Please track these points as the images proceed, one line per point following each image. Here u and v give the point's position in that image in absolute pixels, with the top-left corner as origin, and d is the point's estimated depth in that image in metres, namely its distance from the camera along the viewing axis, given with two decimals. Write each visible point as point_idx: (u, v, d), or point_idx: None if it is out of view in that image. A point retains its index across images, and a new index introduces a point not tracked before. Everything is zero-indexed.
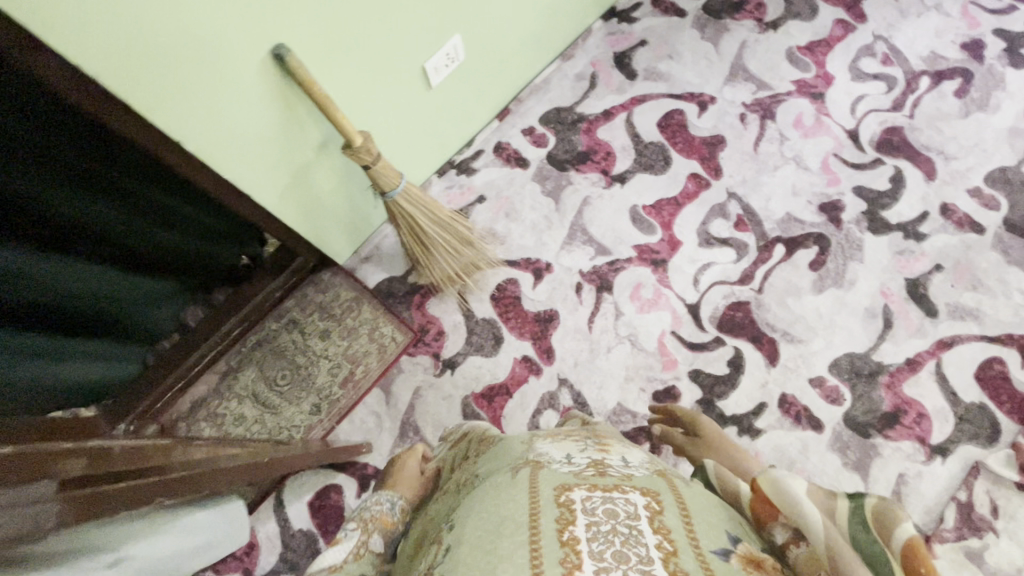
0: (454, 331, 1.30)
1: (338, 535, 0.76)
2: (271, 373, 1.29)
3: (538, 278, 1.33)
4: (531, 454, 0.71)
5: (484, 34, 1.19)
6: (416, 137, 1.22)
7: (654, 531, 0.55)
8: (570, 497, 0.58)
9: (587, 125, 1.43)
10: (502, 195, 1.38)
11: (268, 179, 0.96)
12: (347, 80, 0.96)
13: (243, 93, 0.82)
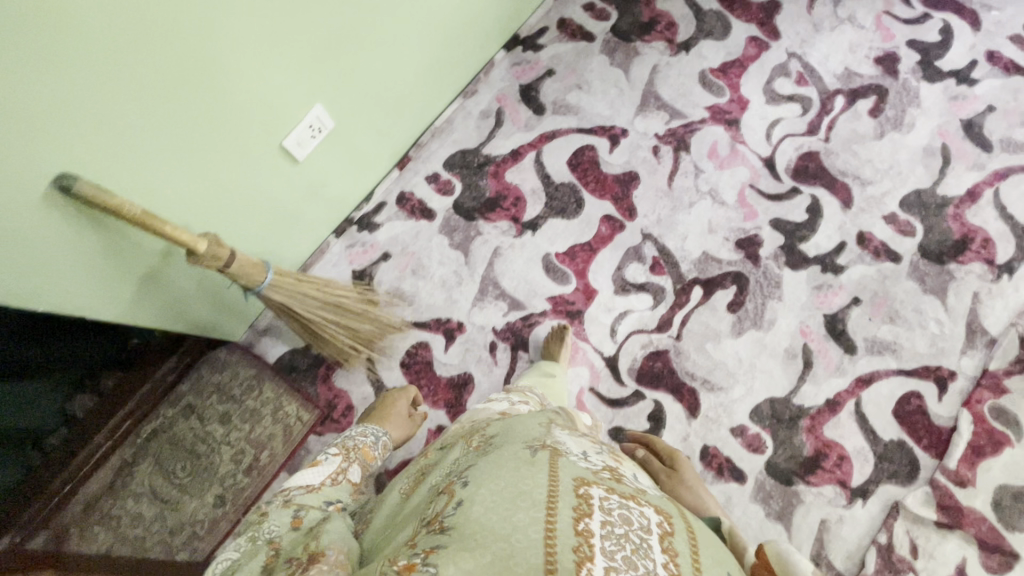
0: (363, 404, 1.23)
1: (321, 458, 0.91)
2: (169, 465, 1.20)
3: (450, 339, 1.25)
4: (546, 436, 0.71)
5: (351, 93, 1.10)
6: (288, 212, 1.14)
7: (664, 549, 0.55)
8: (591, 492, 0.59)
9: (495, 168, 1.35)
10: (408, 251, 1.30)
11: (103, 293, 0.90)
12: (169, 185, 0.88)
13: (25, 227, 0.75)
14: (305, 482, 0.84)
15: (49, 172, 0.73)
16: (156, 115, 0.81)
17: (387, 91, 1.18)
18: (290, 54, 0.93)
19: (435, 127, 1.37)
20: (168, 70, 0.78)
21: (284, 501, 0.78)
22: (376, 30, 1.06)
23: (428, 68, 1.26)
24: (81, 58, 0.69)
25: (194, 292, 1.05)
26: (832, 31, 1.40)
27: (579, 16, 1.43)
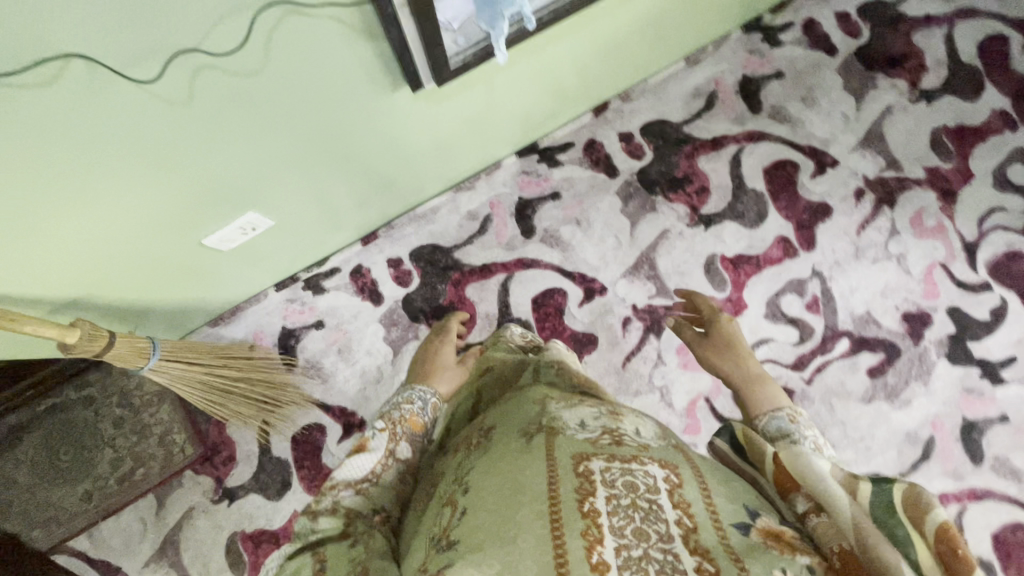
0: (245, 461, 1.24)
1: (366, 436, 0.80)
2: (55, 444, 1.23)
3: (347, 432, 1.22)
4: (540, 416, 0.65)
5: (310, 193, 1.02)
6: (215, 283, 1.10)
7: (675, 508, 0.52)
8: (592, 468, 0.55)
9: (458, 277, 1.26)
10: (341, 329, 1.26)
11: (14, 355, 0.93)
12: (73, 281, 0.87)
13: None
14: (347, 479, 0.75)
15: None
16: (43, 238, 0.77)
17: (352, 192, 1.10)
18: (218, 180, 0.85)
19: (418, 211, 1.29)
20: (49, 207, 0.74)
21: (326, 512, 0.71)
22: (339, 153, 0.95)
23: (411, 167, 1.14)
24: None
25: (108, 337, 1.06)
26: (873, 264, 1.23)
27: (612, 144, 1.30)
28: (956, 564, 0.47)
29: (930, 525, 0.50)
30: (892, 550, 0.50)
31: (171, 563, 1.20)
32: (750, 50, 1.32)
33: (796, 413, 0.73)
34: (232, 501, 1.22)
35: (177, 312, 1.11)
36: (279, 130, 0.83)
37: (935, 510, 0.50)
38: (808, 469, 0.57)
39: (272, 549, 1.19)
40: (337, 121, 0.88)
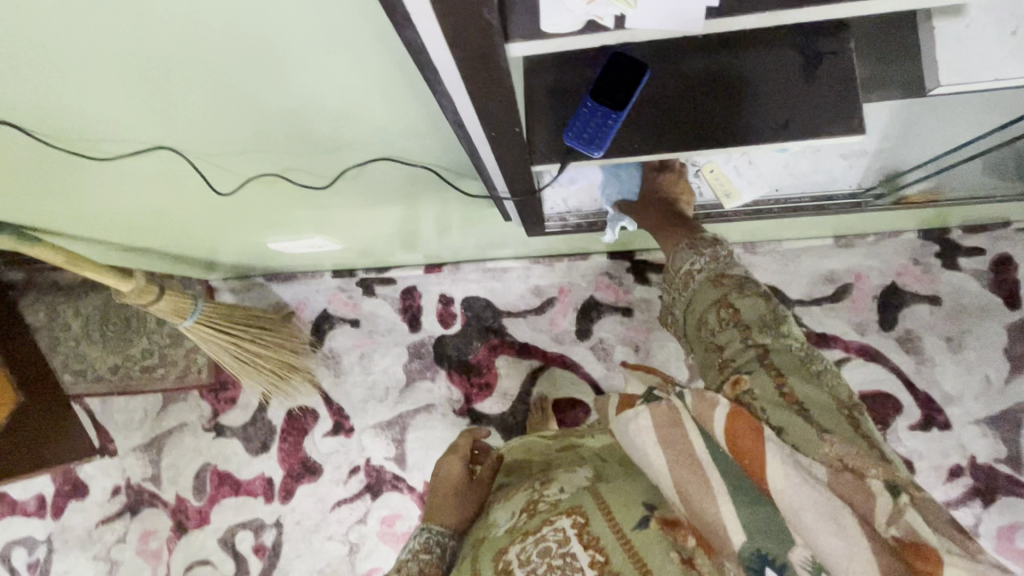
0: (242, 407, 1.32)
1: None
2: (107, 312, 1.28)
3: (334, 431, 1.27)
4: (482, 532, 0.77)
5: (393, 228, 1.06)
6: (270, 258, 1.18)
7: (584, 550, 0.61)
8: (509, 559, 0.65)
9: (496, 342, 1.24)
10: (372, 336, 1.28)
11: (132, 255, 1.01)
12: (209, 233, 0.97)
13: (99, 228, 0.87)
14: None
15: (119, 215, 0.83)
16: (216, 213, 0.87)
17: (430, 234, 1.11)
18: (283, 213, 0.91)
19: (490, 264, 1.26)
20: (228, 203, 0.83)
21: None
22: (429, 212, 0.97)
23: (476, 234, 1.13)
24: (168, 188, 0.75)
25: (193, 263, 1.14)
26: None
27: None
28: (758, 475, 0.54)
29: (720, 436, 0.56)
30: (709, 497, 0.55)
31: (151, 459, 1.33)
32: (916, 259, 1.12)
33: (695, 238, 0.73)
34: (218, 436, 1.32)
35: (250, 261, 1.19)
36: (392, 201, 0.90)
37: (721, 420, 0.56)
38: (636, 453, 0.61)
39: (231, 494, 1.29)
40: (439, 202, 0.92)
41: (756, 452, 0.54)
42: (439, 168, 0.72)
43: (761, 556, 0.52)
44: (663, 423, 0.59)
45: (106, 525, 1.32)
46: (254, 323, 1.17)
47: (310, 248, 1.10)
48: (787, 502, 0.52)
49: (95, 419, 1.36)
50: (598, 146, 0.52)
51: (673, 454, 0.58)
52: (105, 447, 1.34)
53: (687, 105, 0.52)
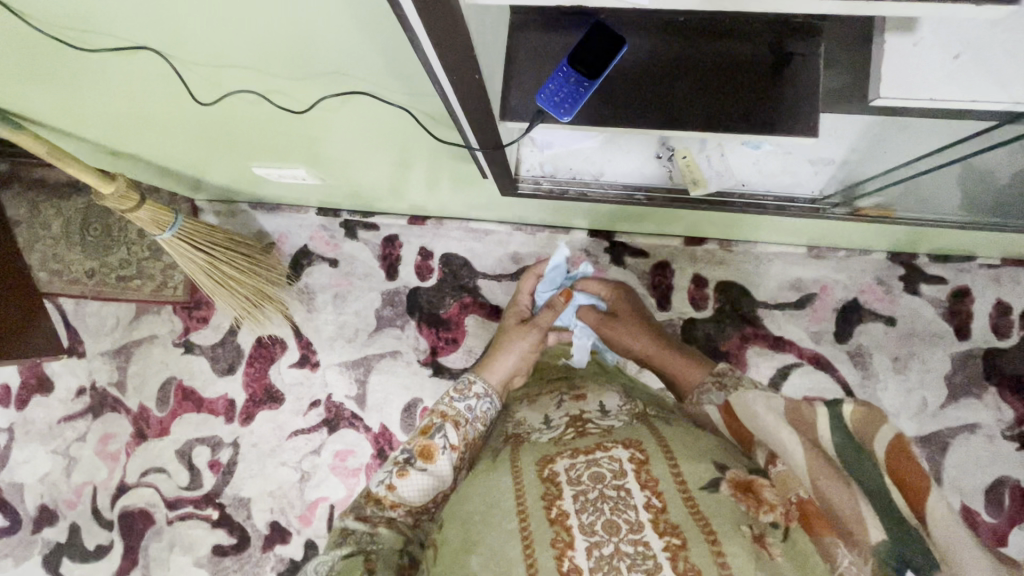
0: (214, 328, 1.35)
1: (434, 441, 0.80)
2: (89, 216, 1.30)
3: (300, 363, 1.30)
4: (511, 425, 0.83)
5: (382, 174, 1.06)
6: (257, 187, 1.19)
7: (641, 488, 0.59)
8: (556, 471, 0.63)
9: (468, 301, 1.27)
10: (348, 278, 1.31)
11: (121, 161, 1.02)
12: (193, 151, 0.98)
13: (86, 127, 0.88)
14: (405, 501, 0.76)
15: (102, 117, 0.84)
16: (202, 131, 0.88)
17: (418, 185, 1.12)
18: (270, 143, 0.92)
19: (474, 224, 1.28)
20: (212, 121, 0.83)
21: (382, 523, 0.73)
22: (418, 162, 0.98)
23: (462, 193, 1.14)
24: (147, 95, 0.76)
25: (182, 179, 1.15)
26: None
27: (681, 279, 1.21)
28: (915, 501, 0.51)
29: (882, 459, 0.54)
30: (838, 487, 0.56)
31: (118, 366, 1.36)
32: (880, 279, 1.17)
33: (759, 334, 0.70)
34: (186, 352, 1.35)
35: (239, 186, 1.19)
36: (382, 146, 0.91)
37: (884, 438, 0.54)
38: (765, 426, 0.64)
39: (193, 409, 1.32)
40: (428, 153, 0.93)
41: (922, 489, 0.51)
42: (419, 113, 0.74)
43: (900, 563, 0.52)
44: (794, 414, 0.62)
45: (67, 422, 1.35)
46: (230, 246, 1.18)
47: (298, 180, 1.11)
48: (941, 541, 0.49)
49: (66, 320, 1.38)
50: (566, 111, 0.60)
51: (801, 436, 0.60)
52: (73, 349, 1.37)
53: (655, 84, 0.61)
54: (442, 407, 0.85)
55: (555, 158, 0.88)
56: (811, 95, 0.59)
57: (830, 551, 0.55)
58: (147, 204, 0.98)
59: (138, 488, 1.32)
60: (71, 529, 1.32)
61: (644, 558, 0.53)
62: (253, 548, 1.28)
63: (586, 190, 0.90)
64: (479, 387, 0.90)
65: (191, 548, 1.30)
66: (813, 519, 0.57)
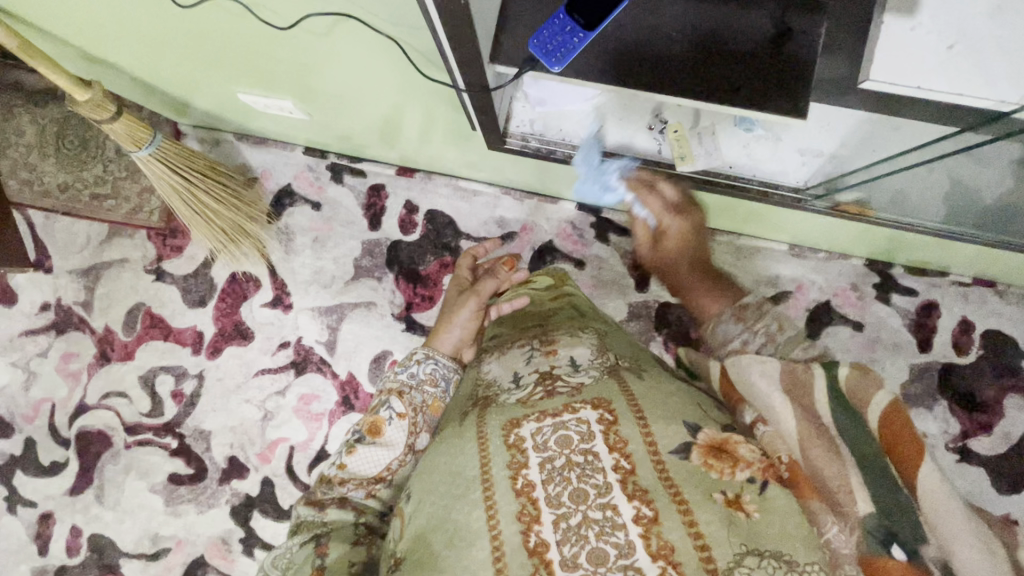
0: (187, 258, 1.32)
1: (380, 416, 0.78)
2: (65, 128, 1.26)
3: (273, 303, 1.29)
4: (481, 387, 0.78)
5: (374, 117, 1.03)
6: (243, 116, 1.15)
7: (609, 451, 0.58)
8: (522, 437, 0.62)
9: (449, 260, 1.26)
10: (329, 223, 1.29)
11: (93, 67, 0.97)
12: (174, 67, 0.93)
13: (56, 25, 0.83)
14: (358, 475, 0.75)
15: (71, 15, 0.79)
16: (185, 44, 0.84)
17: (408, 134, 1.09)
18: (259, 68, 0.88)
19: (463, 184, 1.27)
20: (196, 34, 0.79)
21: (333, 505, 0.73)
22: (409, 107, 0.95)
23: (454, 149, 1.12)
24: None
25: (161, 98, 1.10)
26: None
27: None
28: (907, 470, 0.51)
29: (875, 425, 0.54)
30: (832, 461, 0.54)
31: (85, 286, 1.33)
32: (854, 285, 1.19)
33: (742, 310, 0.68)
34: (157, 280, 1.32)
35: (224, 113, 1.15)
36: (374, 84, 0.88)
37: (880, 405, 0.54)
38: (754, 388, 0.60)
39: (159, 338, 1.31)
40: (419, 98, 0.90)
41: (914, 455, 0.51)
42: (410, 48, 0.71)
43: (886, 534, 0.50)
44: (789, 380, 0.58)
45: (29, 336, 1.33)
46: (211, 174, 1.15)
47: (287, 113, 1.07)
48: (927, 510, 0.49)
49: (35, 233, 1.34)
50: (558, 60, 0.59)
51: (798, 405, 0.57)
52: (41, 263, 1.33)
53: (654, 44, 0.60)
54: (387, 383, 0.83)
55: (546, 117, 0.87)
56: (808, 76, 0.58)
57: (818, 519, 0.52)
58: (121, 115, 0.94)
59: (98, 410, 1.31)
60: (26, 444, 1.31)
61: (613, 526, 0.53)
62: (210, 480, 1.29)
63: (574, 154, 0.88)
64: (421, 354, 0.87)
65: (147, 474, 1.30)
66: (800, 482, 0.54)
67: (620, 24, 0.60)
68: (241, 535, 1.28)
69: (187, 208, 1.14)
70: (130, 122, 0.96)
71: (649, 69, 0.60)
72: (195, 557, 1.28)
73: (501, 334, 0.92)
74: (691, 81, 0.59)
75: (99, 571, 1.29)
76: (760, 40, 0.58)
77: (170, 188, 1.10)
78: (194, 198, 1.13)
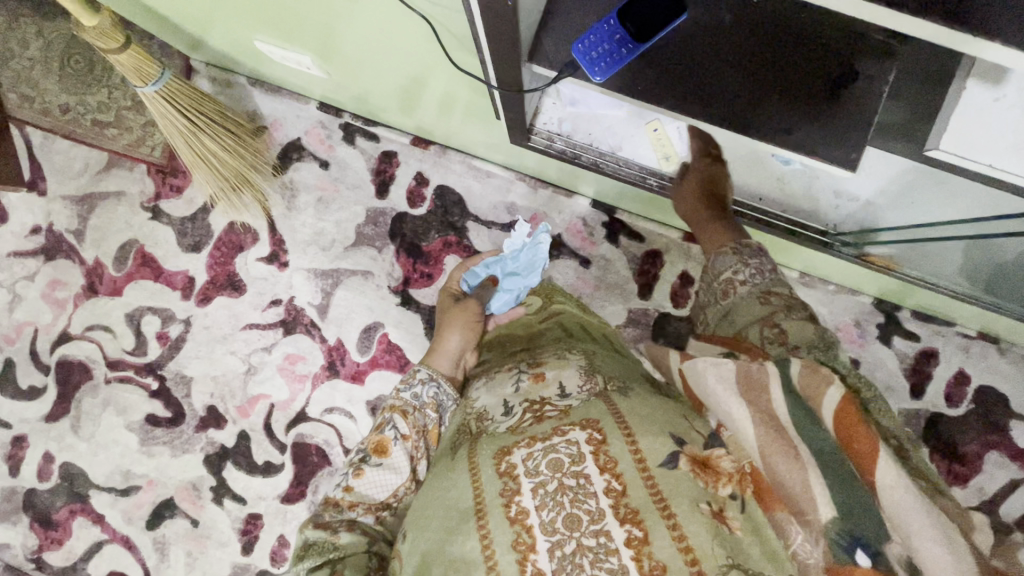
0: (186, 201, 1.29)
1: (386, 435, 0.78)
2: (72, 49, 1.20)
3: (268, 259, 1.26)
4: (472, 418, 0.77)
5: (396, 84, 0.99)
6: (258, 63, 1.10)
7: (600, 472, 0.58)
8: (513, 464, 0.62)
9: (453, 240, 1.23)
10: (336, 185, 1.25)
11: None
12: (192, 4, 0.88)
13: None
14: (367, 499, 0.74)
15: None
16: None
17: (427, 105, 1.05)
18: (284, 22, 0.83)
19: (478, 163, 1.23)
20: None
21: (343, 529, 0.70)
22: (434, 79, 0.91)
23: (473, 128, 1.08)
24: None
25: (174, 31, 1.05)
26: None
27: (669, 272, 1.19)
28: (864, 466, 0.50)
29: (828, 421, 0.53)
30: (793, 469, 0.52)
31: (79, 214, 1.29)
32: (857, 322, 1.17)
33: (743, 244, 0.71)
34: (153, 218, 1.29)
35: (240, 56, 1.10)
36: (400, 52, 0.83)
37: (830, 403, 0.53)
38: (713, 397, 0.59)
39: (149, 278, 1.28)
40: (445, 72, 0.86)
41: (871, 457, 0.50)
42: (445, 29, 0.68)
43: (851, 541, 0.49)
44: (746, 383, 0.57)
45: (17, 258, 1.30)
46: (219, 120, 1.10)
47: (306, 68, 1.02)
48: (888, 508, 0.48)
49: (31, 152, 1.29)
50: (600, 71, 0.55)
51: (756, 409, 0.55)
52: (35, 184, 1.29)
53: (706, 66, 0.56)
54: (389, 401, 0.82)
55: (576, 118, 0.84)
56: (854, 113, 0.55)
57: (785, 531, 0.54)
58: (129, 49, 0.89)
59: (81, 341, 1.29)
60: (5, 365, 1.30)
61: (607, 552, 0.53)
62: (187, 426, 1.29)
63: (600, 161, 0.86)
64: (424, 373, 0.86)
65: (125, 412, 1.29)
66: (766, 492, 0.55)
67: (676, 38, 0.56)
68: (212, 483, 1.28)
69: (191, 152, 1.09)
70: (138, 56, 0.91)
71: (703, 94, 0.56)
72: (164, 498, 1.29)
73: (488, 363, 0.93)
74: (743, 114, 0.56)
75: (67, 499, 1.30)
76: (820, 79, 0.55)
77: (174, 131, 1.06)
78: (201, 143, 1.08)
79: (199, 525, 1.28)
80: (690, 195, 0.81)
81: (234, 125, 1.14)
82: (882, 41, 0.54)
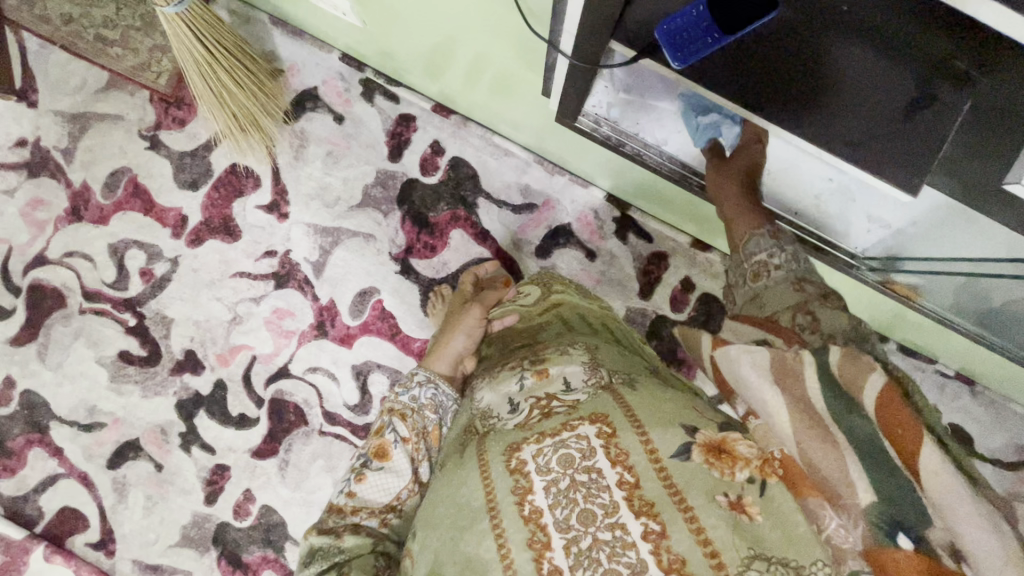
0: (188, 135, 1.23)
1: (385, 438, 0.80)
2: None
3: (268, 208, 1.22)
4: (478, 419, 0.77)
5: (429, 45, 0.95)
6: None
7: (612, 466, 0.59)
8: (524, 460, 0.63)
9: (461, 215, 1.21)
10: (348, 141, 1.21)
11: None
12: None
13: None
14: (371, 503, 0.76)
15: None
16: None
17: (457, 72, 1.02)
18: None
19: (498, 139, 1.20)
20: None
21: (347, 531, 0.73)
22: (471, 45, 0.88)
23: (501, 103, 1.06)
24: None
25: None
26: None
27: (672, 275, 1.20)
28: (906, 454, 0.49)
29: (870, 411, 0.51)
30: (829, 454, 0.52)
31: (70, 132, 1.23)
32: None
33: (780, 231, 0.70)
34: (150, 148, 1.23)
35: None
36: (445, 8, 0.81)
37: (874, 388, 0.51)
38: (747, 384, 0.57)
39: (139, 210, 1.23)
40: (488, 39, 0.84)
41: (916, 445, 0.48)
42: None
43: (890, 525, 0.50)
44: (781, 369, 0.55)
45: None
46: (236, 54, 1.05)
47: (338, 11, 0.98)
48: (938, 501, 0.47)
49: (26, 59, 1.21)
50: (681, 57, 0.54)
51: (790, 399, 0.54)
52: (28, 94, 1.22)
53: (775, 79, 0.56)
54: (388, 403, 0.85)
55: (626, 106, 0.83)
56: (922, 134, 0.56)
57: (817, 516, 0.53)
58: None
59: (57, 266, 1.23)
60: None
61: (623, 545, 0.55)
62: (162, 367, 1.25)
63: (643, 152, 0.88)
64: (421, 376, 0.89)
65: (97, 345, 1.24)
66: (795, 478, 0.55)
67: (753, 40, 0.55)
68: (181, 429, 1.24)
69: (203, 86, 1.04)
70: None
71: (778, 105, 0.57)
72: (129, 439, 1.25)
73: (492, 357, 0.93)
74: (813, 129, 0.58)
75: (25, 428, 1.25)
76: (895, 103, 0.55)
77: (188, 60, 1.00)
78: (218, 77, 1.03)
79: (162, 470, 1.25)
80: (724, 175, 0.79)
81: (252, 61, 1.09)
82: (964, 71, 0.51)
